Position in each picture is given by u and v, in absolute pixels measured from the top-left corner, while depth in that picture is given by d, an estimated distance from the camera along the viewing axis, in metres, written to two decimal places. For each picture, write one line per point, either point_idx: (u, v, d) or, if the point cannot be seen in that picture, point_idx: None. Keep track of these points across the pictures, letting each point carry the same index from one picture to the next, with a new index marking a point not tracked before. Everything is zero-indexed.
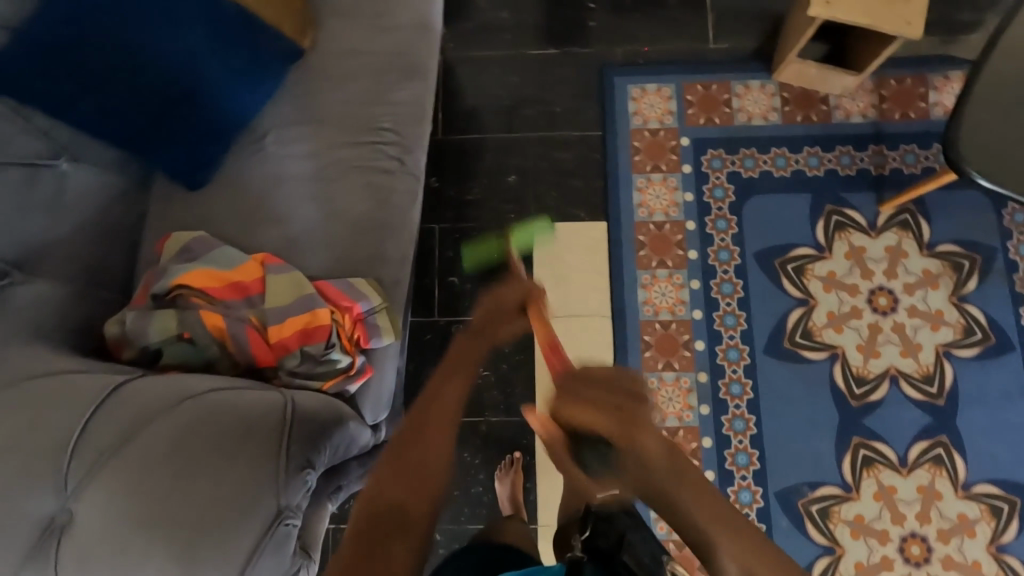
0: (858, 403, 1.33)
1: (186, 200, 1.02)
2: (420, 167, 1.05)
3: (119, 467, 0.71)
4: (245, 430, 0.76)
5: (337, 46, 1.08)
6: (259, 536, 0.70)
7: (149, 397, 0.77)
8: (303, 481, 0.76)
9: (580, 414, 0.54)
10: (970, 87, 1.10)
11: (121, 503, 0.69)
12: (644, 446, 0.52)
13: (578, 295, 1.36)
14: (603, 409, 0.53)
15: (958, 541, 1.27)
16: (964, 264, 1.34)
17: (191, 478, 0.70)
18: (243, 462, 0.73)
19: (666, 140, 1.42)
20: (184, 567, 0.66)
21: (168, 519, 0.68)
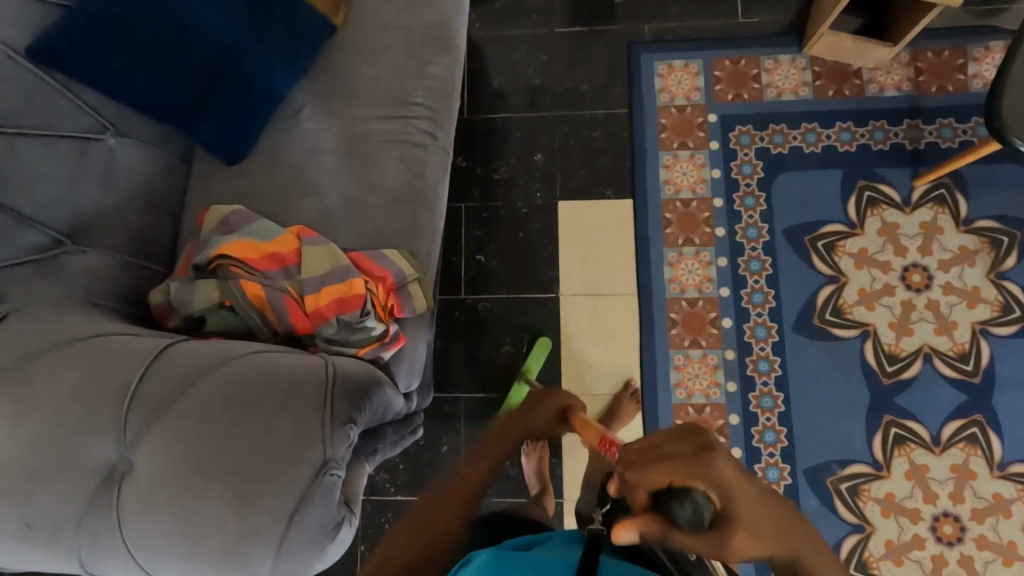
0: (890, 380, 1.31)
1: (223, 174, 1.04)
2: (450, 141, 1.07)
3: (177, 415, 0.70)
4: (291, 384, 0.74)
5: (370, 19, 1.08)
6: (310, 482, 0.69)
7: (203, 357, 0.77)
8: (347, 434, 0.74)
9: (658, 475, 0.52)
10: (1003, 80, 1.05)
11: (178, 451, 0.68)
12: (740, 494, 0.52)
13: (603, 271, 1.40)
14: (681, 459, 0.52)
15: (992, 521, 1.24)
16: (1001, 242, 1.34)
17: (245, 429, 0.69)
18: (287, 418, 0.71)
19: (693, 117, 1.46)
20: (241, 512, 0.66)
21: (220, 468, 0.67)
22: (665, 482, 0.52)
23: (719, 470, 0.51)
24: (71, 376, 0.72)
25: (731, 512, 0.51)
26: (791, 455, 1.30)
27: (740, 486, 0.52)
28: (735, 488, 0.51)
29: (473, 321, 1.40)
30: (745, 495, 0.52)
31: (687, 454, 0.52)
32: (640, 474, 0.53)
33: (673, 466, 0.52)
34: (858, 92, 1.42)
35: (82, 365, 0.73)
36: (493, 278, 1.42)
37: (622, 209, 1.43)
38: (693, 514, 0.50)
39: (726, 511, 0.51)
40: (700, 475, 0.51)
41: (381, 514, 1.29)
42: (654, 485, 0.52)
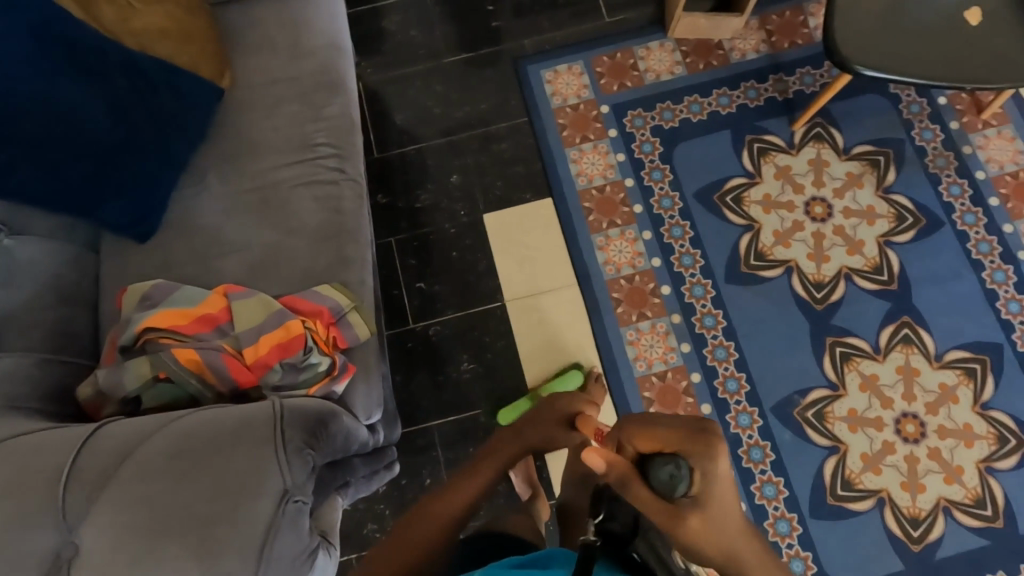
0: (822, 306, 1.40)
1: (137, 252, 1.03)
2: (360, 172, 1.10)
3: (120, 485, 0.68)
4: (236, 426, 0.74)
5: (257, 77, 1.12)
6: (272, 513, 0.68)
7: (140, 426, 0.76)
8: (304, 461, 0.74)
9: (646, 443, 0.59)
10: (833, 14, 1.19)
11: (126, 519, 0.66)
12: (720, 489, 0.56)
13: (542, 269, 1.44)
14: (676, 435, 0.58)
15: (945, 410, 1.33)
16: (879, 161, 1.49)
17: (194, 479, 0.69)
18: (237, 458, 0.71)
19: (588, 112, 1.56)
20: (202, 561, 0.64)
21: (174, 523, 0.66)
22: (638, 448, 0.60)
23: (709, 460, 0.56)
24: None
25: (700, 491, 0.55)
26: (756, 397, 1.36)
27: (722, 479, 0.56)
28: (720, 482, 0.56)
29: (428, 348, 1.40)
30: (724, 492, 0.56)
31: (682, 434, 0.58)
32: (629, 437, 0.61)
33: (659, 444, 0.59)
34: (724, 61, 1.57)
35: (11, 460, 0.70)
36: (438, 302, 1.43)
37: (546, 208, 1.49)
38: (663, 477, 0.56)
39: (696, 488, 0.56)
40: (691, 449, 0.57)
41: None
42: (646, 447, 0.59)
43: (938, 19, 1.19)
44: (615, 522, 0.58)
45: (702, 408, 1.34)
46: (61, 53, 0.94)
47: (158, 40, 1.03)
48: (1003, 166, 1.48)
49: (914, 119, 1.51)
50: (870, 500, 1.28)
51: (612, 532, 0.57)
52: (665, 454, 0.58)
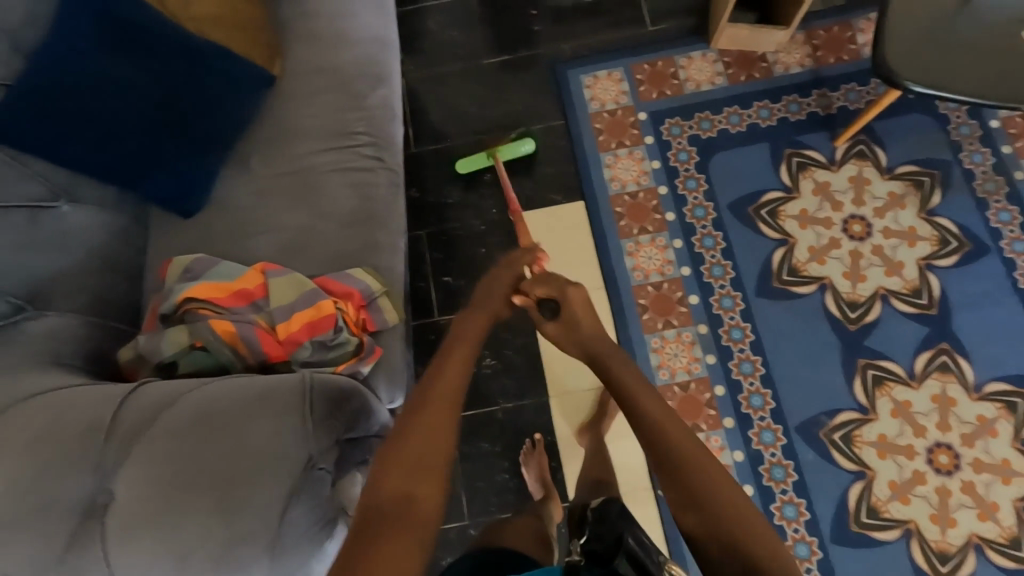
0: (856, 326, 1.36)
1: (182, 226, 1.07)
2: (398, 163, 1.13)
3: (154, 441, 0.71)
4: (264, 392, 0.76)
5: (305, 65, 1.16)
6: (295, 479, 0.70)
7: (174, 388, 0.79)
8: (327, 433, 0.76)
9: (539, 288, 0.87)
10: (883, 30, 1.17)
11: (157, 474, 0.69)
12: (583, 317, 0.84)
13: (570, 271, 1.44)
14: (550, 285, 0.87)
15: (982, 443, 1.28)
16: (924, 181, 1.45)
17: (223, 440, 0.71)
18: (264, 422, 0.73)
19: (625, 118, 1.56)
20: (227, 518, 0.67)
21: (203, 480, 0.68)
22: (536, 293, 0.87)
23: (569, 291, 0.86)
24: (39, 423, 0.72)
25: (569, 319, 0.84)
26: (781, 414, 1.32)
27: (583, 309, 0.85)
28: (576, 297, 0.86)
29: None
30: (587, 319, 0.84)
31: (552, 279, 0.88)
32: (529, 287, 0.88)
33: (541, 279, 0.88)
34: (767, 74, 1.55)
35: (55, 412, 0.74)
36: (464, 296, 1.45)
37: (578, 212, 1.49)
38: (548, 311, 0.87)
39: (567, 316, 0.85)
40: (559, 292, 0.86)
41: None
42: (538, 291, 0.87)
43: (994, 39, 1.16)
44: (598, 542, 0.66)
45: (724, 422, 1.32)
46: (124, 33, 1.00)
47: (215, 25, 1.08)
48: None
49: (964, 142, 1.47)
50: (896, 530, 1.24)
51: (594, 552, 0.65)
52: (546, 297, 0.87)
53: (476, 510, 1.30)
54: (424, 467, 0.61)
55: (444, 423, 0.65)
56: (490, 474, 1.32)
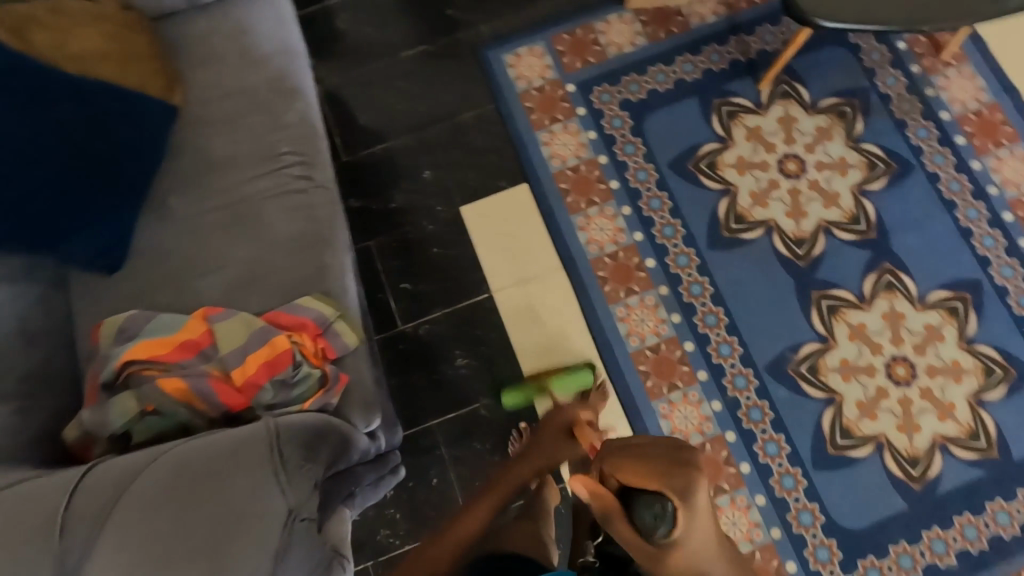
0: (805, 262, 1.41)
1: (108, 285, 1.00)
2: (330, 178, 1.07)
3: (120, 523, 0.66)
4: (234, 448, 0.72)
5: (211, 90, 1.08)
6: (281, 532, 0.68)
7: (133, 463, 0.73)
8: (307, 476, 0.73)
9: (633, 476, 0.59)
10: None
11: (131, 558, 0.64)
12: (701, 525, 0.57)
13: (550, 337, 1.39)
14: (660, 472, 0.59)
15: (933, 349, 1.36)
16: (846, 112, 1.50)
17: (198, 506, 0.67)
18: (239, 480, 0.69)
19: (554, 93, 1.54)
20: None
21: (181, 556, 0.63)
22: (625, 481, 0.60)
23: (691, 489, 0.58)
24: None
25: (685, 533, 0.56)
26: (749, 358, 1.37)
27: (705, 513, 0.58)
28: (699, 505, 0.58)
29: (420, 348, 1.38)
30: (704, 530, 0.57)
31: (667, 468, 0.59)
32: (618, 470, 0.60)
33: (656, 469, 0.59)
34: (684, 27, 1.56)
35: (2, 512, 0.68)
36: (424, 300, 1.41)
37: (562, 293, 1.41)
38: (649, 517, 0.57)
39: (682, 525, 0.56)
40: (677, 488, 0.57)
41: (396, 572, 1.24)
42: (633, 481, 0.59)
43: None
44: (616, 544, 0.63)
45: (699, 375, 1.35)
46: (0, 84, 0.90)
47: (100, 62, 0.99)
48: (967, 104, 1.49)
49: (876, 67, 1.52)
50: (868, 445, 1.31)
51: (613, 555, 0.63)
52: (648, 490, 0.58)
53: None
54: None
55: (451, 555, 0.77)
56: (484, 472, 1.32)
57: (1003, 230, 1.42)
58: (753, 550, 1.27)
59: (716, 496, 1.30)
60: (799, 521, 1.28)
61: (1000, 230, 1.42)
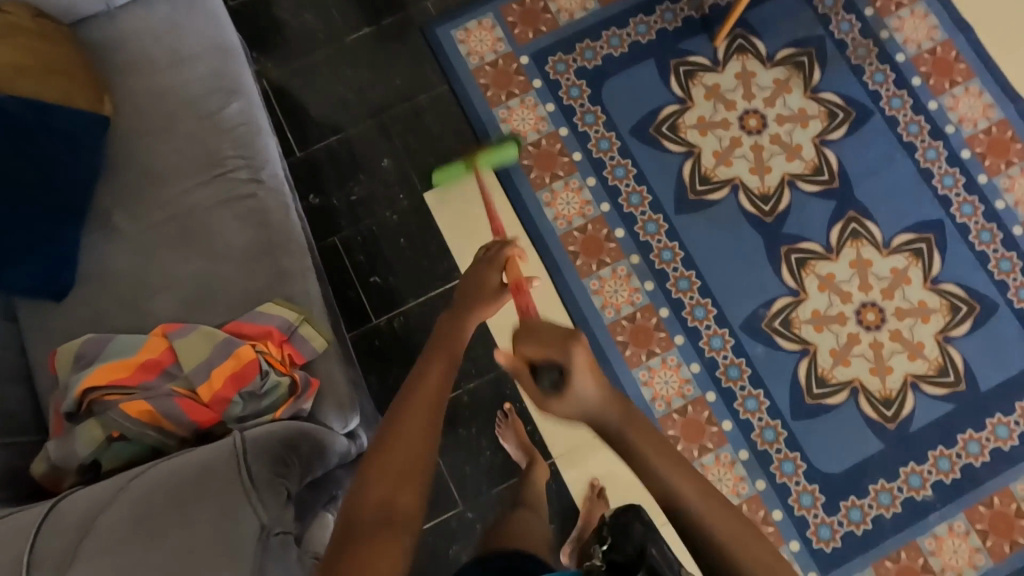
0: (772, 218, 1.42)
1: (60, 311, 0.96)
2: (280, 178, 1.03)
3: (83, 563, 0.64)
4: (199, 471, 0.72)
5: (143, 96, 1.02)
6: (256, 551, 0.66)
7: (97, 498, 0.72)
8: (279, 490, 0.73)
9: (531, 349, 0.65)
10: None
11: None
12: (590, 387, 0.64)
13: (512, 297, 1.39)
14: (548, 344, 0.64)
15: (900, 292, 1.39)
16: (803, 62, 1.48)
17: (166, 537, 0.66)
18: (208, 504, 0.69)
19: (508, 66, 1.50)
20: None
21: None
22: (526, 355, 0.65)
23: (574, 354, 0.63)
24: None
25: (575, 395, 0.64)
26: (724, 318, 1.38)
27: (589, 376, 0.64)
28: (581, 369, 0.64)
29: (397, 341, 1.37)
30: (593, 391, 0.65)
31: (556, 340, 0.64)
32: (517, 341, 0.66)
33: (547, 343, 0.64)
34: None
35: None
36: (397, 292, 1.39)
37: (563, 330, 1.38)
38: (544, 381, 0.65)
39: (570, 388, 0.64)
40: (562, 353, 0.63)
41: None
42: (528, 353, 0.65)
43: None
44: (620, 553, 0.64)
45: (675, 340, 1.37)
46: None
47: (18, 77, 0.92)
48: (921, 44, 1.49)
49: (830, 14, 1.50)
50: (843, 392, 1.35)
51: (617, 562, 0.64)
52: (540, 360, 0.64)
53: (467, 494, 1.31)
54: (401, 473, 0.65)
55: (429, 425, 0.68)
56: (473, 456, 1.33)
57: (962, 168, 1.43)
58: (741, 503, 1.31)
59: (701, 456, 1.33)
60: (782, 470, 1.32)
61: (960, 168, 1.43)
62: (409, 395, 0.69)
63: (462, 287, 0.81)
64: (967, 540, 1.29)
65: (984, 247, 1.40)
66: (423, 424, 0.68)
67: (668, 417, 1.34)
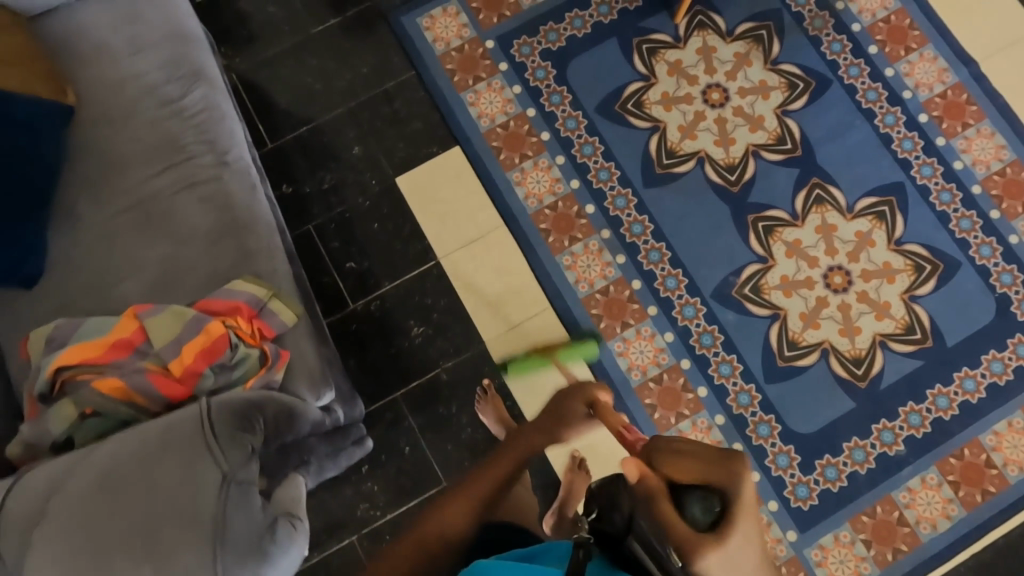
0: (738, 187, 1.45)
1: (30, 297, 0.97)
2: (245, 161, 1.05)
3: (54, 519, 0.68)
4: (162, 432, 0.74)
5: (104, 86, 1.04)
6: (217, 499, 0.69)
7: (62, 466, 0.74)
8: (242, 446, 0.75)
9: (676, 465, 0.63)
10: None
11: (70, 553, 0.65)
12: (747, 534, 0.58)
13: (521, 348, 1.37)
14: (706, 465, 0.61)
15: (865, 255, 1.42)
16: (762, 35, 1.52)
17: (129, 493, 0.69)
18: (171, 461, 0.72)
19: (474, 51, 1.52)
20: (155, 561, 0.65)
21: (119, 537, 0.66)
22: (671, 473, 0.63)
23: (742, 485, 0.58)
24: None
25: (729, 539, 0.57)
26: (695, 287, 1.41)
27: (750, 518, 0.58)
28: (748, 499, 0.58)
29: (373, 324, 1.39)
30: (750, 539, 0.58)
31: (716, 461, 0.61)
32: (669, 463, 0.63)
33: (704, 465, 0.61)
34: None
35: None
36: (373, 276, 1.41)
37: (538, 305, 1.40)
38: (699, 510, 0.59)
39: (730, 526, 0.57)
40: (725, 475, 0.59)
41: (380, 542, 1.29)
42: (680, 475, 0.62)
43: None
44: (608, 524, 0.69)
45: (649, 311, 1.39)
46: None
47: None
48: (875, 14, 1.53)
49: None
50: (814, 353, 1.37)
51: (606, 532, 0.69)
52: (690, 478, 0.61)
53: (450, 471, 1.33)
54: (416, 555, 0.76)
55: (461, 514, 0.77)
56: (454, 433, 1.34)
57: (920, 131, 1.47)
58: None
59: (678, 423, 1.35)
60: (758, 433, 1.35)
61: (918, 132, 1.47)
62: (450, 494, 0.79)
63: (546, 413, 0.80)
64: (939, 492, 1.32)
65: (945, 207, 1.44)
66: (462, 514, 0.77)
67: (645, 385, 1.37)
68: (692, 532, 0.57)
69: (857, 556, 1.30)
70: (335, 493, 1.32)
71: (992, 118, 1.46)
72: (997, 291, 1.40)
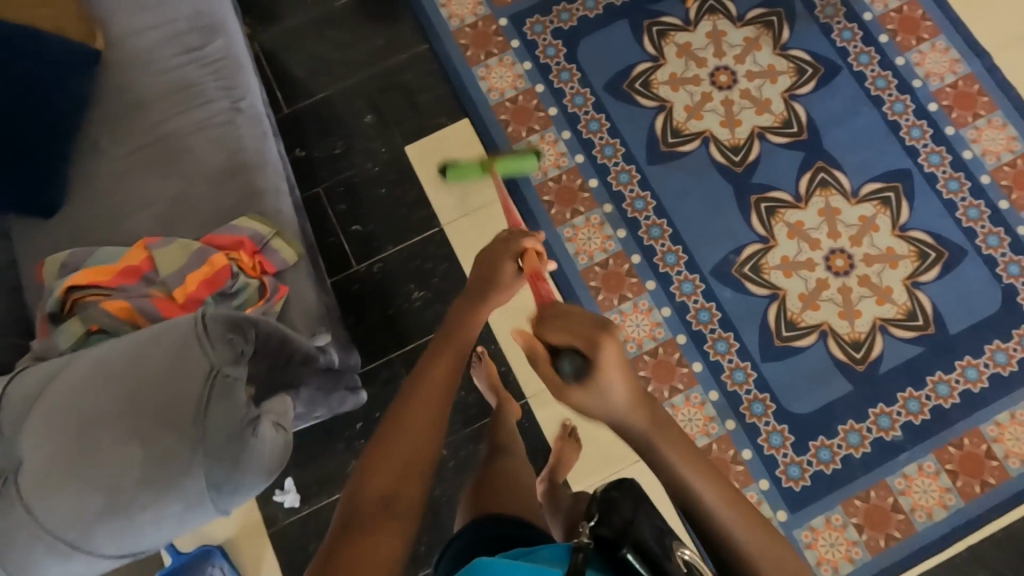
0: (742, 167, 1.45)
1: (48, 228, 1.02)
2: (257, 110, 1.10)
3: (53, 400, 0.74)
4: (155, 332, 0.79)
5: (130, 34, 1.10)
6: (203, 387, 0.75)
7: (66, 357, 0.80)
8: (232, 346, 0.79)
9: (557, 336, 0.63)
10: None
11: (65, 425, 0.72)
12: (614, 388, 0.61)
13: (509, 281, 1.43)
14: (574, 333, 0.62)
15: (868, 239, 1.41)
16: (772, 21, 1.53)
17: (121, 378, 0.75)
18: (162, 355, 0.76)
19: (488, 28, 1.56)
20: (142, 439, 0.72)
21: (110, 417, 0.72)
22: (551, 340, 0.63)
23: (603, 352, 0.60)
24: None
25: (599, 389, 0.61)
26: (694, 264, 1.42)
27: (618, 373, 0.60)
28: (610, 364, 0.60)
29: (375, 286, 1.42)
30: (617, 390, 0.61)
31: (587, 330, 0.61)
32: (546, 327, 0.64)
33: (576, 331, 0.62)
34: None
35: None
36: (377, 240, 1.45)
37: None
38: (568, 368, 0.61)
39: (594, 382, 0.60)
40: (589, 342, 0.61)
41: None
42: (558, 339, 0.63)
43: None
44: (606, 528, 0.58)
45: (647, 285, 1.40)
46: None
47: None
48: (888, 3, 1.53)
49: None
50: (812, 335, 1.37)
51: (606, 536, 0.56)
52: (568, 345, 0.62)
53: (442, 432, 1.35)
54: (406, 463, 0.69)
55: (435, 419, 0.72)
56: None
57: (929, 120, 1.46)
58: (710, 443, 1.33)
59: (671, 397, 1.35)
60: (752, 411, 1.34)
61: (927, 121, 1.46)
62: (415, 390, 0.74)
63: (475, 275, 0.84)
64: (936, 480, 1.29)
65: (952, 196, 1.43)
66: (437, 416, 0.72)
67: (640, 358, 1.37)
68: (559, 386, 0.62)
69: (848, 540, 1.28)
70: (328, 447, 1.35)
71: (1003, 109, 1.45)
72: (1003, 281, 1.38)
